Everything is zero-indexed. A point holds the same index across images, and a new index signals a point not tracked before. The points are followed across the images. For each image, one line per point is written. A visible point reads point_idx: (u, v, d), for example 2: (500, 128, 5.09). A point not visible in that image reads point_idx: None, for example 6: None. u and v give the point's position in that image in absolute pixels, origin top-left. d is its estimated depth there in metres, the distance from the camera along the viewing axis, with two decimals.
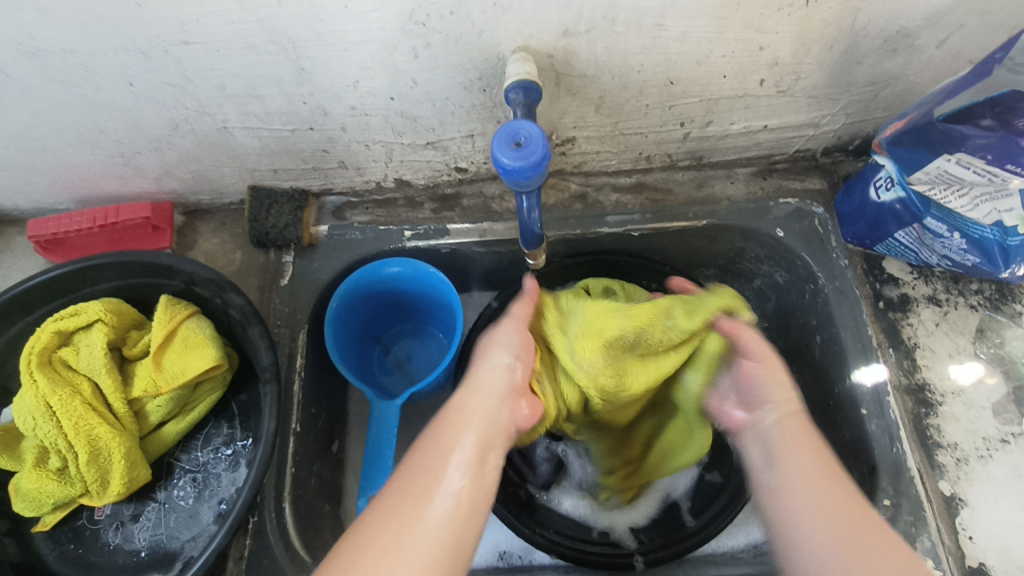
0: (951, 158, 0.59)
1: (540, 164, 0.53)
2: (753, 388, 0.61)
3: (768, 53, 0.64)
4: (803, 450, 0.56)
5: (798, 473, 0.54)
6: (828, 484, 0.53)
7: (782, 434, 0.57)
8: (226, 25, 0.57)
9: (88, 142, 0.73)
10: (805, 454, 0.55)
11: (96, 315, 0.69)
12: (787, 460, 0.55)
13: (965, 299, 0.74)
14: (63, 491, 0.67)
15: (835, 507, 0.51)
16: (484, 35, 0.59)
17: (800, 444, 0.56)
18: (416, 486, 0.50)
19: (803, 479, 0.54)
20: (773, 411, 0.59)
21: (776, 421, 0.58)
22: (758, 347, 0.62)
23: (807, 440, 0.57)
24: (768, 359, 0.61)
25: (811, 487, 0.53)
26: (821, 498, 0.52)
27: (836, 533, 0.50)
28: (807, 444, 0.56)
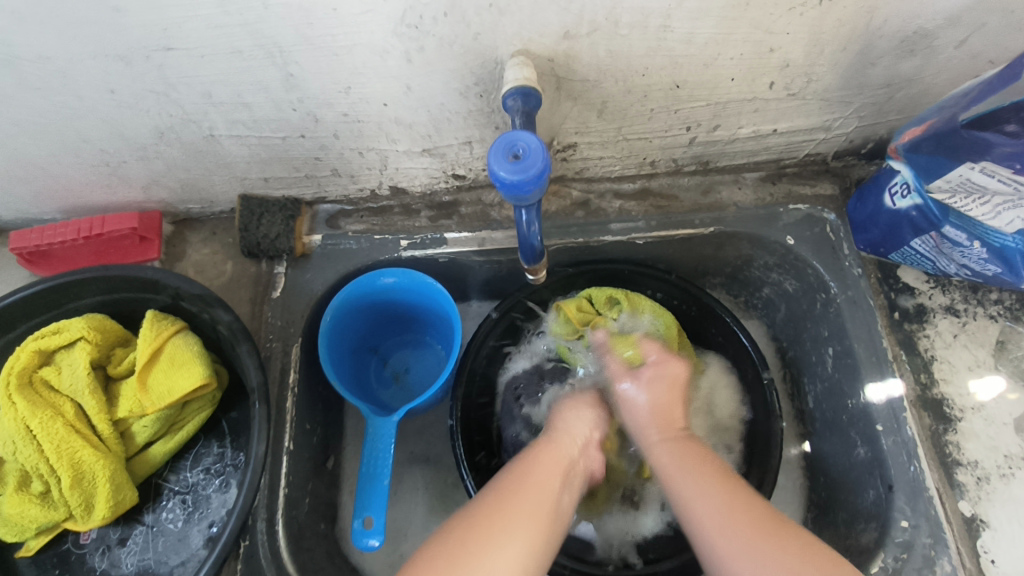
0: (975, 165, 0.56)
1: (540, 176, 0.51)
2: (629, 411, 0.64)
3: (778, 55, 0.61)
4: (693, 472, 0.57)
5: (702, 500, 0.54)
6: (729, 499, 0.54)
7: (667, 461, 0.59)
8: (209, 29, 0.54)
9: (71, 151, 0.71)
10: (680, 476, 0.57)
11: (79, 333, 0.67)
12: (678, 480, 0.57)
13: (985, 309, 0.71)
14: (45, 516, 0.64)
15: (733, 517, 0.52)
16: (480, 38, 0.56)
17: (688, 465, 0.57)
18: (506, 519, 0.53)
19: (703, 498, 0.54)
20: (651, 438, 0.61)
21: (658, 445, 0.60)
22: (643, 383, 0.65)
23: (694, 461, 0.58)
24: (648, 386, 0.64)
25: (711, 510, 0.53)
26: (729, 512, 0.53)
27: (748, 539, 0.51)
28: (689, 463, 0.57)
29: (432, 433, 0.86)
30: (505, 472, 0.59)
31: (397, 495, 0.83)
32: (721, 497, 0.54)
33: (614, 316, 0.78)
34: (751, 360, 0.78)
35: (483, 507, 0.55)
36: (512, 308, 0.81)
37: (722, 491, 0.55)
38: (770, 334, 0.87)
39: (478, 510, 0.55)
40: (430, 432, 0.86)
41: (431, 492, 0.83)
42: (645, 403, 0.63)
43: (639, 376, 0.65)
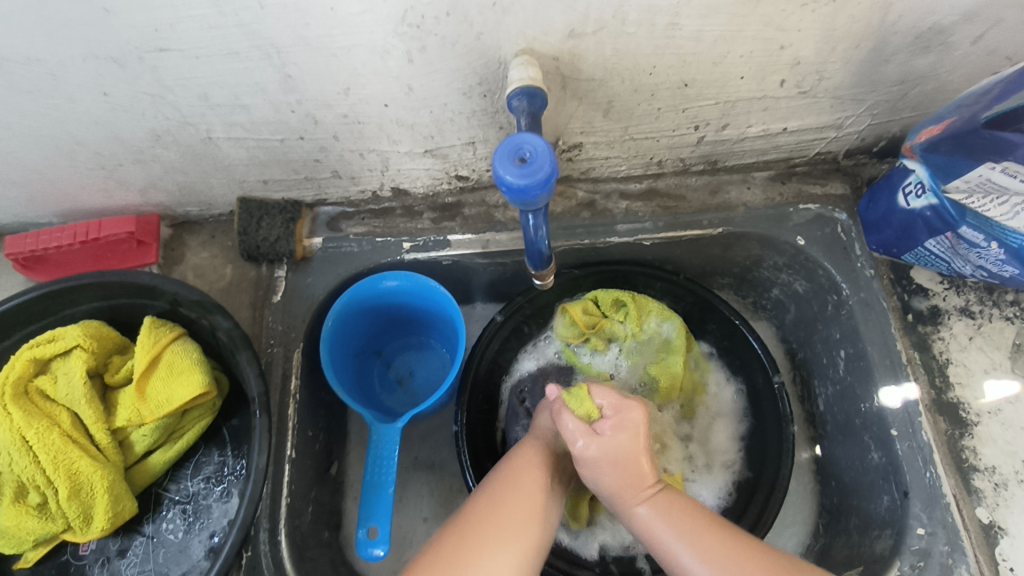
0: (996, 165, 0.54)
1: (548, 181, 0.49)
2: (597, 477, 0.58)
3: (789, 53, 0.59)
4: (685, 530, 0.55)
5: (695, 558, 0.54)
6: (707, 534, 0.55)
7: (653, 524, 0.56)
8: (204, 30, 0.53)
9: (66, 155, 0.69)
10: (669, 533, 0.55)
11: (75, 341, 0.65)
12: (669, 540, 0.55)
13: (1001, 311, 0.70)
14: (43, 527, 0.62)
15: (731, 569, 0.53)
16: (483, 37, 0.55)
17: (670, 504, 0.57)
18: (500, 520, 0.54)
19: (696, 553, 0.54)
20: (627, 502, 0.57)
21: (640, 511, 0.57)
22: (604, 440, 0.57)
23: (682, 515, 0.56)
24: (608, 439, 0.57)
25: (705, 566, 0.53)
26: (706, 543, 0.54)
27: (722, 571, 0.53)
28: (678, 520, 0.56)
29: (436, 438, 0.85)
30: (493, 475, 0.59)
31: (402, 501, 0.82)
32: (717, 553, 0.54)
33: (621, 319, 0.77)
34: (761, 364, 0.76)
35: (477, 508, 0.55)
36: (518, 311, 0.79)
37: (714, 543, 0.54)
38: (779, 335, 0.85)
39: (472, 513, 0.55)
40: (434, 437, 0.85)
41: (435, 498, 0.82)
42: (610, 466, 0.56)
43: (597, 432, 0.57)
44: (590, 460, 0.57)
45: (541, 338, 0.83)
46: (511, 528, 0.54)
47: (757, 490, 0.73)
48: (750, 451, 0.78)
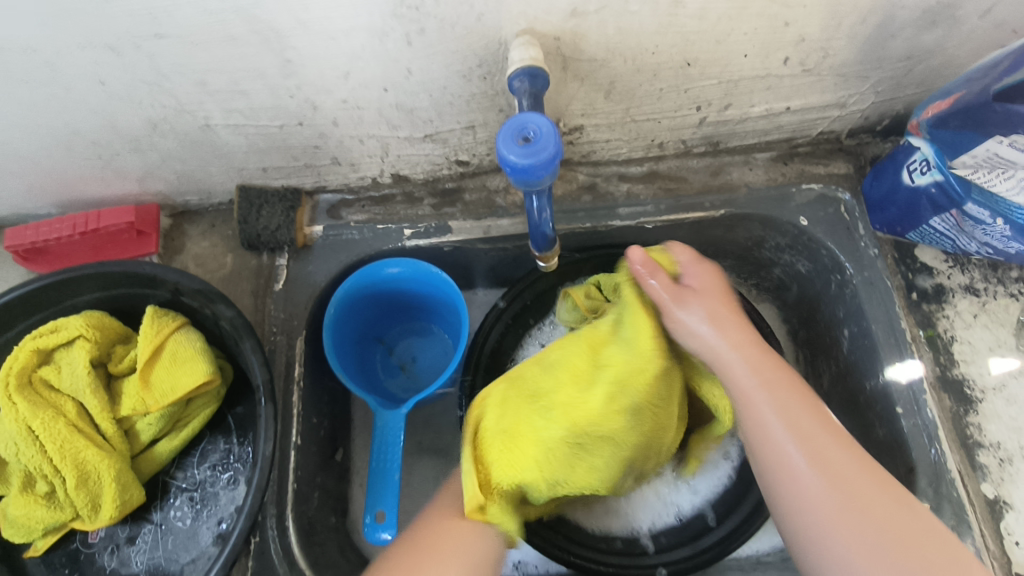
0: (1004, 139, 0.54)
1: (552, 161, 0.49)
2: (696, 336, 0.58)
3: (793, 30, 0.58)
4: (780, 397, 0.54)
5: (779, 426, 0.52)
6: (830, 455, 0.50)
7: (756, 391, 0.54)
8: (201, 15, 0.52)
9: (63, 145, 0.69)
10: (776, 420, 0.53)
11: (77, 331, 0.65)
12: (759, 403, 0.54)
13: (1005, 288, 0.70)
14: (52, 516, 0.63)
15: (840, 472, 0.49)
16: (483, 18, 0.54)
17: (779, 395, 0.54)
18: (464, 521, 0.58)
19: (797, 433, 0.52)
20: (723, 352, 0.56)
21: (745, 373, 0.55)
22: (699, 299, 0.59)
23: (793, 399, 0.54)
24: (699, 302, 0.58)
25: (795, 443, 0.51)
26: (824, 456, 0.50)
27: (841, 499, 0.48)
28: (781, 389, 0.54)
29: (440, 424, 0.85)
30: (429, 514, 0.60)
31: (408, 486, 0.82)
32: (821, 439, 0.51)
33: None
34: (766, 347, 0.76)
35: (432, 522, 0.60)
36: (519, 296, 0.79)
37: (808, 419, 0.52)
38: (782, 316, 0.85)
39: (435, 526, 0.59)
40: (438, 422, 0.85)
41: (441, 483, 0.82)
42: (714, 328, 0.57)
43: (687, 289, 0.60)
44: (699, 326, 0.57)
45: (544, 325, 0.83)
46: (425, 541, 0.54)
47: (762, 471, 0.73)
48: None
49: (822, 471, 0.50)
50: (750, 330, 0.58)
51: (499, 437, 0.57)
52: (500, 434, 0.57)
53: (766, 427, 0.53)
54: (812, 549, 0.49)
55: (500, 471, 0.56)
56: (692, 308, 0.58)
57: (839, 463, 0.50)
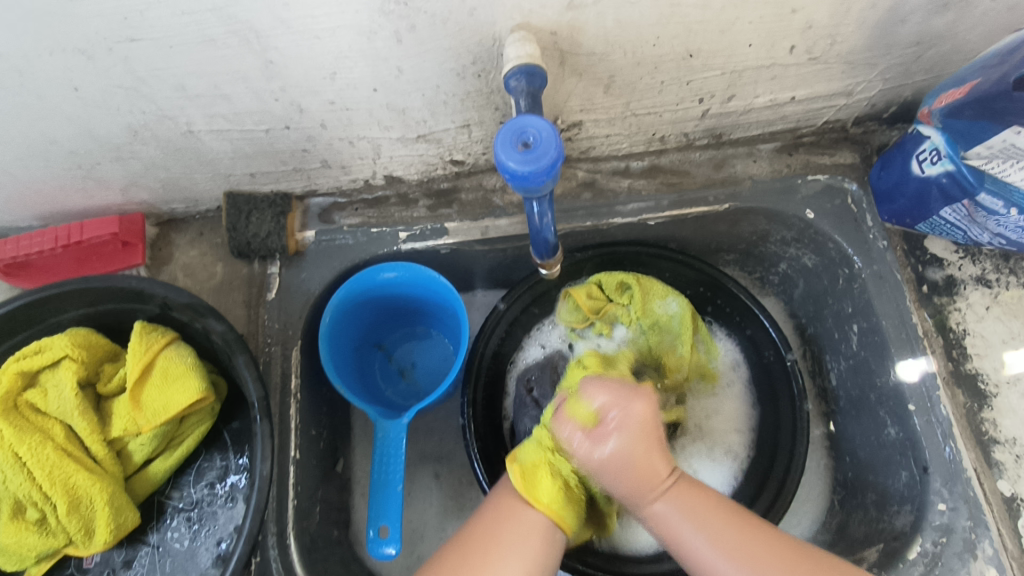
0: (1021, 129, 0.52)
1: (553, 167, 0.47)
2: (606, 475, 0.55)
3: (800, 16, 0.56)
4: (699, 516, 0.55)
5: (725, 555, 0.53)
6: (749, 546, 0.53)
7: (669, 514, 0.55)
8: (176, 16, 0.49)
9: (39, 155, 0.66)
10: (687, 528, 0.54)
11: (62, 351, 0.63)
12: (691, 539, 0.54)
13: (1017, 278, 0.68)
14: (44, 543, 0.60)
15: (757, 548, 0.53)
16: (477, 13, 0.51)
17: (691, 513, 0.55)
18: (512, 525, 0.55)
19: (709, 534, 0.54)
20: (643, 501, 0.56)
21: (655, 502, 0.56)
22: (613, 441, 0.55)
23: (696, 499, 0.56)
24: (620, 437, 0.55)
25: (735, 566, 0.52)
26: (748, 546, 0.53)
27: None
28: (690, 503, 0.55)
29: (442, 431, 0.83)
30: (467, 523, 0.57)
31: (411, 494, 0.80)
32: (728, 533, 0.54)
33: (625, 302, 0.75)
34: (771, 341, 0.75)
35: (485, 508, 0.57)
36: (520, 298, 0.76)
37: (741, 534, 0.54)
38: (788, 310, 0.83)
39: (463, 538, 0.56)
40: (441, 429, 0.83)
41: (445, 491, 0.81)
42: (622, 459, 0.54)
43: (603, 430, 0.55)
44: (608, 454, 0.54)
45: (543, 325, 0.81)
46: (487, 551, 0.54)
47: (771, 468, 0.72)
48: (766, 423, 0.76)
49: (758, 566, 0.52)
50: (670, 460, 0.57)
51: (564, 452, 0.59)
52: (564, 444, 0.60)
53: (683, 545, 0.54)
54: None
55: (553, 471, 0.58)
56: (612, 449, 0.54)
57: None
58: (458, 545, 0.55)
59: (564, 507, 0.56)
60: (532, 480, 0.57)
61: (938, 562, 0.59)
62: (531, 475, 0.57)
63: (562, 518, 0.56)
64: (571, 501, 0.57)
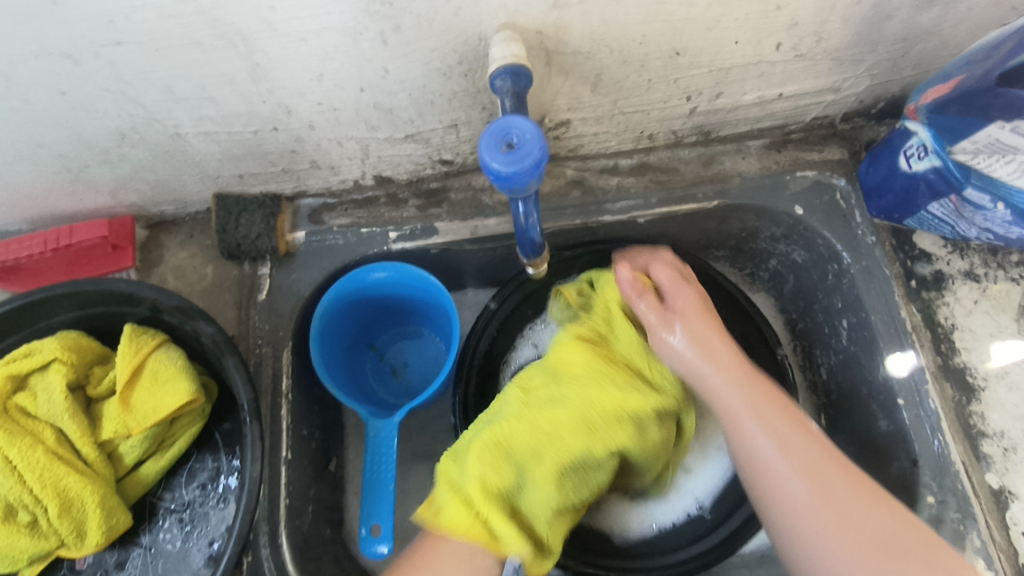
0: (1006, 124, 0.52)
1: (537, 166, 0.47)
2: (679, 356, 0.58)
3: (786, 14, 0.56)
4: (770, 410, 0.55)
5: (794, 450, 0.52)
6: (813, 455, 0.52)
7: (733, 402, 0.56)
8: (161, 19, 0.49)
9: (27, 159, 0.66)
10: (753, 421, 0.54)
11: (52, 354, 0.63)
12: (753, 429, 0.54)
13: (1005, 272, 0.68)
14: (37, 546, 0.60)
15: (818, 463, 0.52)
16: (462, 13, 0.51)
17: (759, 408, 0.55)
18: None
19: (776, 437, 0.53)
20: (710, 379, 0.57)
21: (722, 386, 0.56)
22: (684, 325, 0.59)
23: (764, 394, 0.56)
24: (691, 322, 0.59)
25: (803, 466, 0.52)
26: (812, 459, 0.52)
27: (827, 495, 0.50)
28: (760, 394, 0.55)
29: (435, 429, 0.83)
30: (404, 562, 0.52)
31: (405, 493, 0.81)
32: (796, 442, 0.53)
33: None
34: (762, 336, 0.75)
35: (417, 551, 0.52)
36: (511, 297, 0.77)
37: (807, 444, 0.53)
38: (778, 306, 0.84)
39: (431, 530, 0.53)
40: (433, 427, 0.83)
41: None
42: (691, 345, 0.58)
43: (672, 315, 0.60)
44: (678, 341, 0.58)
45: (534, 325, 0.80)
46: None
47: None
48: None
49: (818, 477, 0.51)
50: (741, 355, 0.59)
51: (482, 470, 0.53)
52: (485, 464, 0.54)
53: (743, 432, 0.55)
54: (794, 542, 0.51)
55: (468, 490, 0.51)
56: (681, 332, 0.58)
57: (843, 482, 0.51)
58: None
59: (476, 523, 0.49)
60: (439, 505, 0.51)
61: None
62: (440, 500, 0.52)
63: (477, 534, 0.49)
64: (487, 513, 0.50)
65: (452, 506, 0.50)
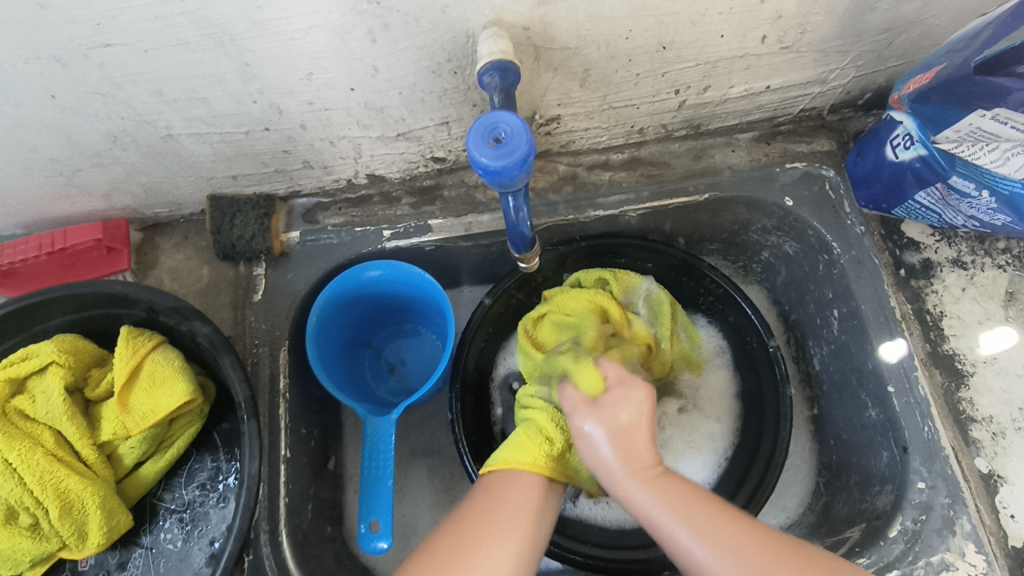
0: (987, 113, 0.53)
1: (526, 160, 0.47)
2: (597, 455, 0.55)
3: (769, 7, 0.56)
4: (689, 514, 0.51)
5: (703, 549, 0.49)
6: (733, 536, 0.49)
7: (648, 501, 0.53)
8: (149, 21, 0.50)
9: (20, 163, 0.66)
10: (671, 520, 0.51)
11: (49, 357, 0.64)
12: (671, 524, 0.51)
13: (992, 260, 0.69)
14: (38, 548, 0.61)
15: (735, 548, 0.49)
16: (449, 10, 0.52)
17: (675, 504, 0.52)
18: (499, 509, 0.53)
19: (689, 527, 0.50)
20: (627, 482, 0.53)
21: (636, 487, 0.53)
22: (602, 416, 0.56)
23: (685, 495, 0.53)
24: (608, 417, 0.56)
25: (714, 560, 0.49)
26: (731, 544, 0.49)
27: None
28: (671, 490, 0.53)
29: (433, 425, 0.84)
30: (455, 517, 0.53)
31: (404, 490, 0.81)
32: (711, 528, 0.50)
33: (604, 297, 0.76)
34: (754, 328, 0.75)
35: (467, 502, 0.55)
36: (506, 293, 0.77)
37: (726, 527, 0.50)
38: (771, 298, 0.84)
39: (455, 523, 0.53)
40: (431, 424, 0.84)
41: (437, 484, 0.81)
42: (612, 446, 0.54)
43: (599, 407, 0.57)
44: (600, 439, 0.55)
45: None
46: (477, 532, 0.51)
47: (757, 452, 0.72)
48: (750, 409, 0.77)
49: (736, 559, 0.48)
50: (649, 431, 0.55)
51: (546, 416, 0.62)
52: (549, 409, 0.63)
53: (664, 530, 0.52)
54: None
55: (526, 434, 0.60)
56: (601, 428, 0.55)
57: (767, 565, 0.48)
58: (446, 534, 0.52)
59: (547, 460, 0.58)
60: (516, 445, 0.59)
61: (918, 539, 0.61)
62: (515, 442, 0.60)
63: (551, 471, 0.58)
64: (556, 453, 0.59)
65: (518, 447, 0.59)
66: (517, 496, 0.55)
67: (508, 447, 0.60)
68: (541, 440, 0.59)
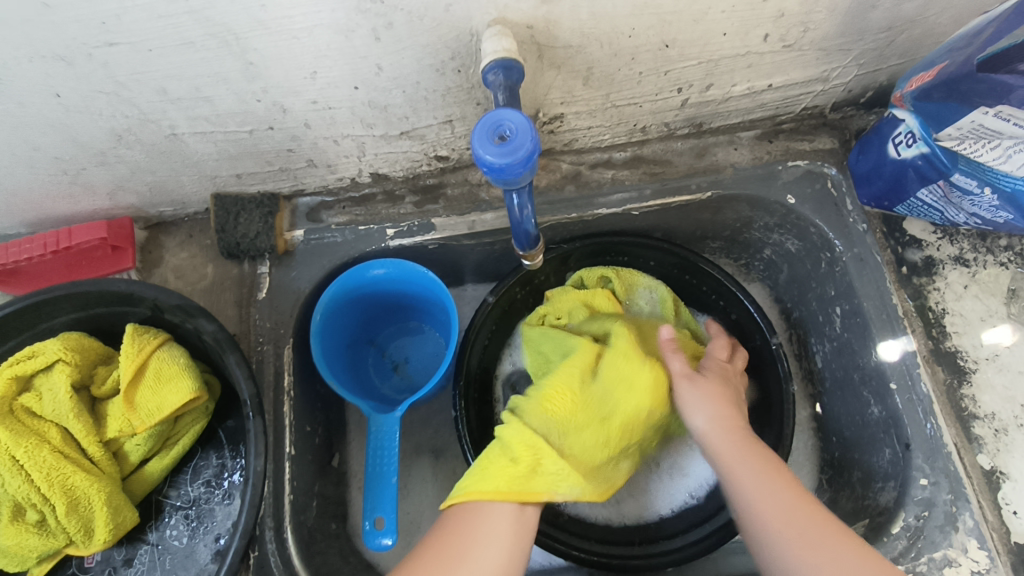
0: (989, 110, 0.53)
1: (530, 158, 0.48)
2: (689, 405, 0.61)
3: (772, 5, 0.57)
4: (761, 465, 0.56)
5: (772, 495, 0.54)
6: (797, 495, 0.54)
7: (726, 445, 0.58)
8: (153, 20, 0.50)
9: (24, 161, 0.66)
10: (746, 464, 0.56)
11: (55, 355, 0.64)
12: (742, 469, 0.56)
13: (995, 257, 0.70)
14: (45, 544, 0.61)
15: (798, 499, 0.54)
16: (452, 9, 0.52)
17: (749, 455, 0.57)
18: (472, 527, 0.54)
19: (759, 473, 0.56)
20: (713, 431, 0.59)
21: (716, 434, 0.59)
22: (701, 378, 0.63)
23: (761, 454, 0.58)
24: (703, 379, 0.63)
25: (782, 507, 0.53)
26: (795, 498, 0.54)
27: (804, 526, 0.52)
28: (754, 448, 0.58)
29: (437, 423, 0.84)
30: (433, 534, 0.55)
31: (408, 487, 0.81)
32: (781, 482, 0.55)
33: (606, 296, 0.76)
34: (757, 326, 0.75)
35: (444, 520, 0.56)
36: (509, 291, 0.77)
37: (791, 485, 0.55)
38: (774, 295, 0.85)
39: (432, 539, 0.54)
40: (435, 421, 0.85)
41: (440, 481, 0.82)
42: (708, 401, 0.61)
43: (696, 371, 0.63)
44: (695, 403, 0.61)
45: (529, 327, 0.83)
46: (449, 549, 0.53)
47: None
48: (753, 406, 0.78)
49: (794, 508, 0.53)
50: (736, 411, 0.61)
51: (511, 433, 0.58)
52: (514, 424, 0.58)
53: (734, 473, 0.56)
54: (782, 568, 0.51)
55: (490, 456, 0.57)
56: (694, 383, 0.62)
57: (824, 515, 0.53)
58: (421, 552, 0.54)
59: (512, 485, 0.54)
60: (479, 472, 0.56)
61: (921, 535, 0.61)
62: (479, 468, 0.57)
63: (520, 495, 0.54)
64: (524, 475, 0.55)
65: (480, 474, 0.56)
66: (488, 517, 0.54)
67: (470, 477, 0.56)
68: (507, 461, 0.56)
